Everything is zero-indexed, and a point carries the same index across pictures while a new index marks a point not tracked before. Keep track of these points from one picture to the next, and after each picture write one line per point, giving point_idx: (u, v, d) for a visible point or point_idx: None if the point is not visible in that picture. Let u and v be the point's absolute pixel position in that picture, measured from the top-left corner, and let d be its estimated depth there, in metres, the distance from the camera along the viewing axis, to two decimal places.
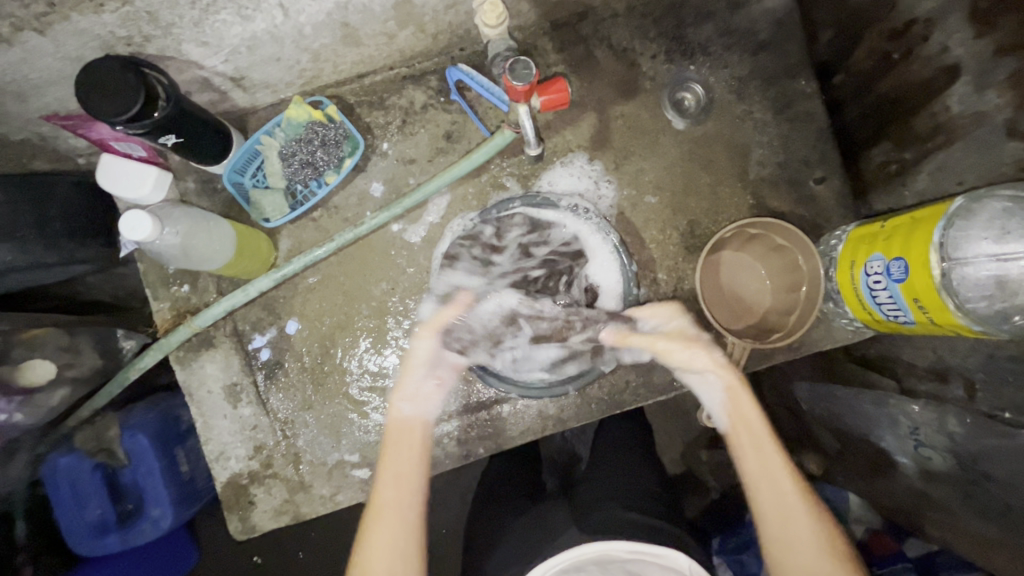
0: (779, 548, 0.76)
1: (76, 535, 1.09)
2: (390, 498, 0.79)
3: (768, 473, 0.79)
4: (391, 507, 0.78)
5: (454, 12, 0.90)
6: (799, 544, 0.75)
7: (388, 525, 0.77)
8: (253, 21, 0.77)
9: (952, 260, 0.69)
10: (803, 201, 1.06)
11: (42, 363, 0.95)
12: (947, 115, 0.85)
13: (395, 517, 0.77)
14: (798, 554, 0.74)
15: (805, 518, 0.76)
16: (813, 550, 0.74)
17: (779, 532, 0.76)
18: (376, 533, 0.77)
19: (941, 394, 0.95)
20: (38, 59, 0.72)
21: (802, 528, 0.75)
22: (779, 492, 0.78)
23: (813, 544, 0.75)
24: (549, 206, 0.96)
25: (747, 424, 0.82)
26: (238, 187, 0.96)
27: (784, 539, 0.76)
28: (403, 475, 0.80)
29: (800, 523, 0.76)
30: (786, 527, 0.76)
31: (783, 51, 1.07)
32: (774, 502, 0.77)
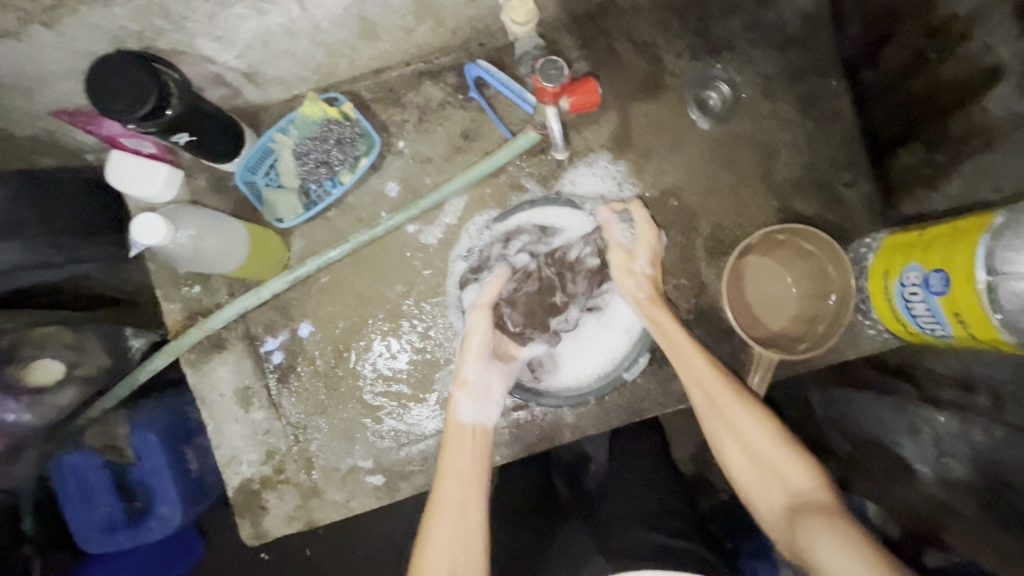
0: (733, 445, 0.83)
1: (83, 531, 1.08)
2: (451, 495, 0.80)
3: (711, 385, 0.85)
4: (450, 505, 0.79)
5: (475, 6, 0.87)
6: (751, 438, 0.81)
7: (447, 525, 0.78)
8: (268, 15, 0.74)
9: (999, 274, 0.66)
10: (831, 205, 1.02)
11: (51, 363, 0.93)
12: (988, 118, 0.81)
13: (456, 512, 0.79)
14: (755, 449, 0.81)
15: (752, 410, 0.83)
16: (766, 443, 0.81)
17: (731, 432, 0.83)
18: (434, 538, 0.77)
19: (967, 403, 0.92)
20: (46, 54, 0.70)
21: (755, 426, 0.82)
22: (709, 388, 0.85)
23: (763, 436, 0.81)
24: (582, 215, 0.95)
25: (671, 338, 0.88)
26: (250, 185, 0.93)
27: (736, 433, 0.83)
28: (464, 471, 0.82)
29: (744, 419, 0.82)
30: (739, 428, 0.82)
31: (812, 49, 1.03)
32: (720, 404, 0.84)
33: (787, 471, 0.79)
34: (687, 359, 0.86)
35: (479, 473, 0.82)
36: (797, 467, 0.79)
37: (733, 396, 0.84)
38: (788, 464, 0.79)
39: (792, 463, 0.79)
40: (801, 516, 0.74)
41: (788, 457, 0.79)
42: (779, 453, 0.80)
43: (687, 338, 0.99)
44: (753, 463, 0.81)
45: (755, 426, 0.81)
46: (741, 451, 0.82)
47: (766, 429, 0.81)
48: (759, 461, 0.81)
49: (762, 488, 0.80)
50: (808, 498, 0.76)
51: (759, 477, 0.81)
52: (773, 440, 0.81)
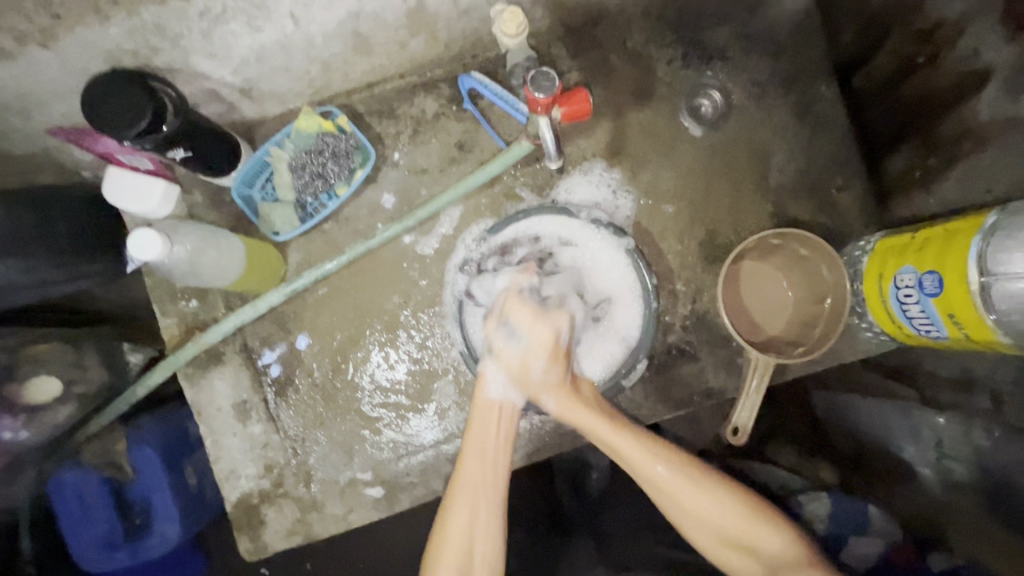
0: (698, 531, 0.81)
1: (82, 550, 1.06)
2: (472, 473, 0.82)
3: (660, 476, 0.81)
4: (472, 484, 0.81)
5: (468, 19, 0.88)
6: (712, 521, 0.80)
7: (467, 502, 0.81)
8: (263, 31, 0.75)
9: (992, 275, 0.66)
10: (825, 209, 1.03)
11: (47, 381, 0.93)
12: (978, 121, 0.82)
13: (480, 488, 0.81)
14: (722, 531, 0.80)
15: (705, 489, 0.80)
16: (723, 517, 0.79)
17: (692, 523, 0.81)
18: (454, 513, 0.80)
19: (963, 404, 0.93)
20: (43, 73, 0.70)
21: (715, 506, 0.80)
22: (655, 480, 0.81)
23: (725, 515, 0.79)
24: (576, 221, 0.94)
25: (602, 433, 0.83)
26: (246, 199, 0.93)
27: (695, 518, 0.81)
28: (486, 452, 0.83)
29: (703, 507, 0.80)
30: (699, 513, 0.80)
31: (803, 55, 1.04)
32: (670, 490, 0.80)
33: (756, 540, 0.79)
34: (625, 455, 0.82)
35: (502, 454, 0.84)
36: (769, 534, 0.79)
37: (688, 485, 0.80)
38: (756, 531, 0.79)
39: (761, 530, 0.79)
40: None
41: (756, 522, 0.79)
42: (748, 522, 0.79)
43: (685, 344, 0.99)
44: (719, 542, 0.80)
45: (715, 506, 0.80)
46: (706, 534, 0.80)
47: (728, 510, 0.80)
48: (729, 541, 0.79)
49: (735, 561, 0.80)
50: (783, 561, 0.77)
51: (729, 552, 0.80)
52: (736, 516, 0.80)
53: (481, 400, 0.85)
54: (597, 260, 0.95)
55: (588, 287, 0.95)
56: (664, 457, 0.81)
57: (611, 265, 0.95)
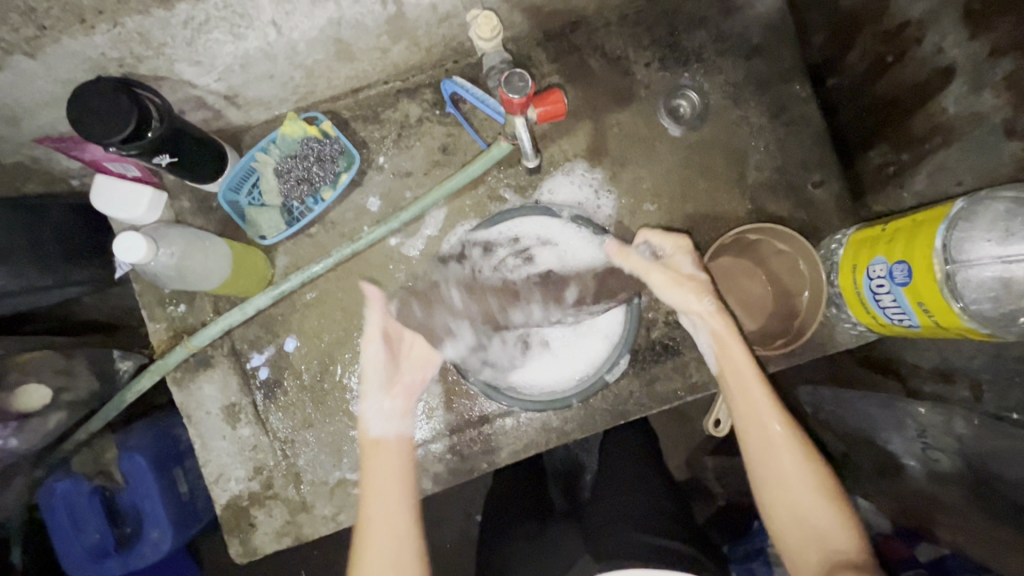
0: (774, 497, 0.78)
1: (73, 560, 1.05)
2: (377, 509, 0.78)
3: (771, 430, 0.79)
4: (378, 519, 0.77)
5: (447, 25, 0.90)
6: (796, 489, 0.76)
7: (379, 539, 0.76)
8: (245, 39, 0.77)
9: (956, 262, 0.69)
10: (803, 205, 1.05)
11: (36, 389, 0.93)
12: (944, 116, 0.85)
13: (383, 526, 0.77)
14: (799, 505, 0.76)
15: (800, 455, 0.78)
16: (803, 489, 0.76)
17: (777, 484, 0.78)
18: (369, 552, 0.76)
19: (946, 395, 0.94)
20: (29, 82, 0.72)
21: (798, 476, 0.77)
22: (767, 428, 0.79)
23: (807, 492, 0.76)
24: (558, 219, 0.96)
25: (741, 375, 0.83)
26: (233, 205, 0.95)
27: (781, 487, 0.77)
28: (388, 484, 0.80)
29: (794, 471, 0.77)
30: (783, 477, 0.77)
31: (777, 56, 1.07)
32: (770, 444, 0.79)
33: (828, 530, 0.74)
34: (748, 397, 0.81)
35: (404, 488, 0.80)
36: (839, 526, 0.74)
37: (788, 442, 0.78)
38: (819, 510, 0.75)
39: (832, 517, 0.74)
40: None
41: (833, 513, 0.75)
42: (821, 501, 0.75)
43: (668, 339, 1.00)
44: (791, 513, 0.76)
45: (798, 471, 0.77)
46: (783, 501, 0.77)
47: (815, 483, 0.76)
48: (800, 518, 0.76)
49: (794, 541, 0.75)
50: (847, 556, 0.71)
51: (799, 532, 0.75)
52: (817, 492, 0.76)
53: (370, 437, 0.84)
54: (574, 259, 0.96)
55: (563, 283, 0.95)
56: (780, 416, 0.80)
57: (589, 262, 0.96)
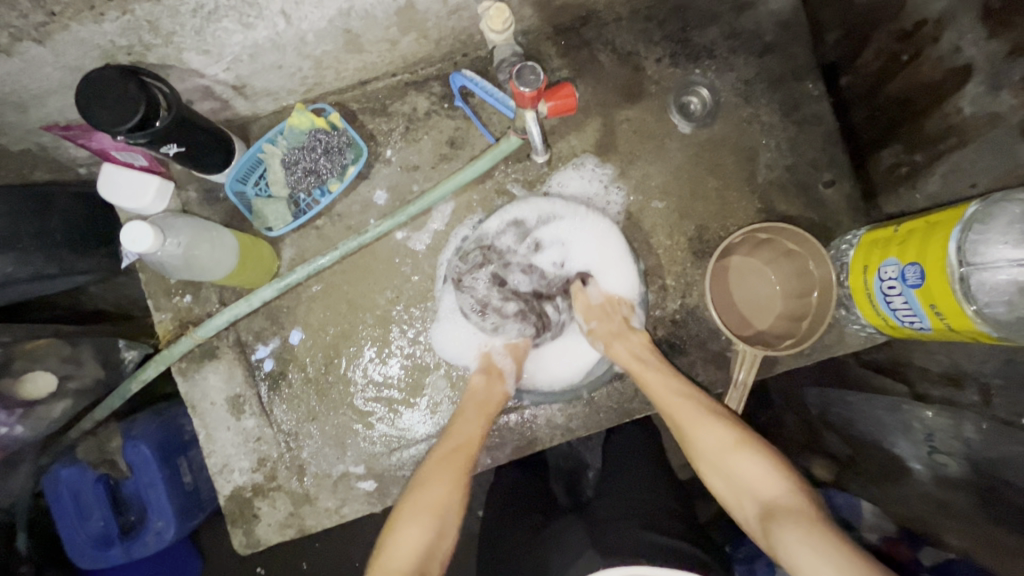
0: (710, 467, 0.82)
1: (77, 547, 1.06)
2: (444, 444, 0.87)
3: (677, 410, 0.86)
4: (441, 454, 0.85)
5: (458, 17, 0.89)
6: (718, 454, 0.82)
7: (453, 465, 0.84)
8: (255, 29, 0.76)
9: (971, 264, 0.68)
10: (813, 205, 1.04)
11: (44, 375, 0.93)
12: (960, 116, 0.82)
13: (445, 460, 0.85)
14: (732, 469, 0.80)
15: (705, 421, 0.84)
16: (724, 450, 0.81)
17: (703, 454, 0.83)
18: (425, 480, 0.82)
19: (956, 400, 0.90)
20: (38, 69, 0.71)
21: (717, 441, 0.82)
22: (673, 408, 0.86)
23: (732, 451, 0.81)
24: (557, 200, 0.95)
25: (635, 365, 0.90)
26: (240, 196, 0.95)
27: (708, 454, 0.83)
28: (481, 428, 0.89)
29: (711, 437, 0.83)
30: (706, 448, 0.83)
31: (791, 53, 1.05)
32: (679, 421, 0.85)
33: (758, 483, 0.78)
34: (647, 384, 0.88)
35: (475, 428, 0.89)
36: (764, 475, 0.78)
37: (696, 410, 0.85)
38: (741, 467, 0.80)
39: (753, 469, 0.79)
40: (772, 520, 0.74)
41: (755, 461, 0.79)
42: (743, 457, 0.80)
43: (674, 338, 1.01)
44: (724, 478, 0.81)
45: (713, 436, 0.82)
46: (713, 468, 0.82)
47: (735, 443, 0.81)
48: (733, 478, 0.80)
49: (738, 503, 0.80)
50: (779, 502, 0.75)
51: (736, 491, 0.80)
52: (737, 449, 0.81)
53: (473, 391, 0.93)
54: (590, 241, 0.98)
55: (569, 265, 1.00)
56: (676, 394, 0.87)
57: (603, 242, 0.97)
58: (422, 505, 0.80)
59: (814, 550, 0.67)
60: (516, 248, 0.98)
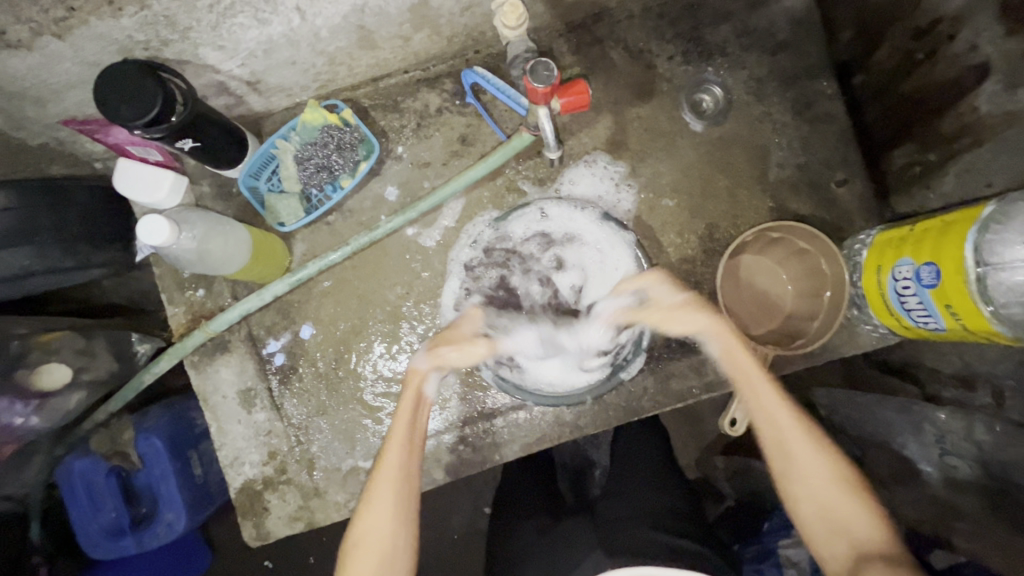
0: (800, 494, 0.78)
1: (89, 537, 1.06)
2: (394, 466, 0.81)
3: (784, 424, 0.80)
4: (387, 480, 0.80)
5: (470, 14, 0.89)
6: (813, 482, 0.77)
7: (387, 494, 0.80)
8: (269, 25, 0.77)
9: (987, 264, 0.67)
10: (825, 204, 1.03)
11: (58, 367, 0.94)
12: (977, 115, 0.81)
13: (394, 486, 0.80)
14: (825, 503, 0.76)
15: (816, 447, 0.79)
16: (824, 481, 0.77)
17: (800, 480, 0.78)
18: (373, 506, 0.79)
19: (966, 401, 0.89)
20: (57, 64, 0.72)
21: (822, 470, 0.77)
22: (779, 424, 0.80)
23: (827, 481, 0.77)
24: (581, 214, 0.96)
25: (744, 372, 0.83)
26: (253, 191, 0.95)
27: (803, 478, 0.78)
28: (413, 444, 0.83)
29: (807, 460, 0.78)
30: (807, 474, 0.78)
31: (805, 51, 1.04)
32: (784, 437, 0.80)
33: (853, 521, 0.74)
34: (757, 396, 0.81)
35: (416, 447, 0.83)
36: (859, 513, 0.75)
37: (805, 433, 0.79)
38: (840, 502, 0.76)
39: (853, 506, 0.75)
40: (866, 564, 0.70)
41: (849, 494, 0.76)
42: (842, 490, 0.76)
43: (684, 337, 1.00)
44: (813, 506, 0.77)
45: (821, 466, 0.77)
46: (807, 497, 0.77)
47: (834, 471, 0.77)
48: (825, 511, 0.76)
49: (823, 538, 0.76)
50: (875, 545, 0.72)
51: (819, 521, 0.76)
52: (835, 478, 0.77)
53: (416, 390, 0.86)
54: (605, 270, 0.95)
55: (586, 299, 0.96)
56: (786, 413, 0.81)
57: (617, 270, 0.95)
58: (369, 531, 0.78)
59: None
60: (533, 257, 0.96)
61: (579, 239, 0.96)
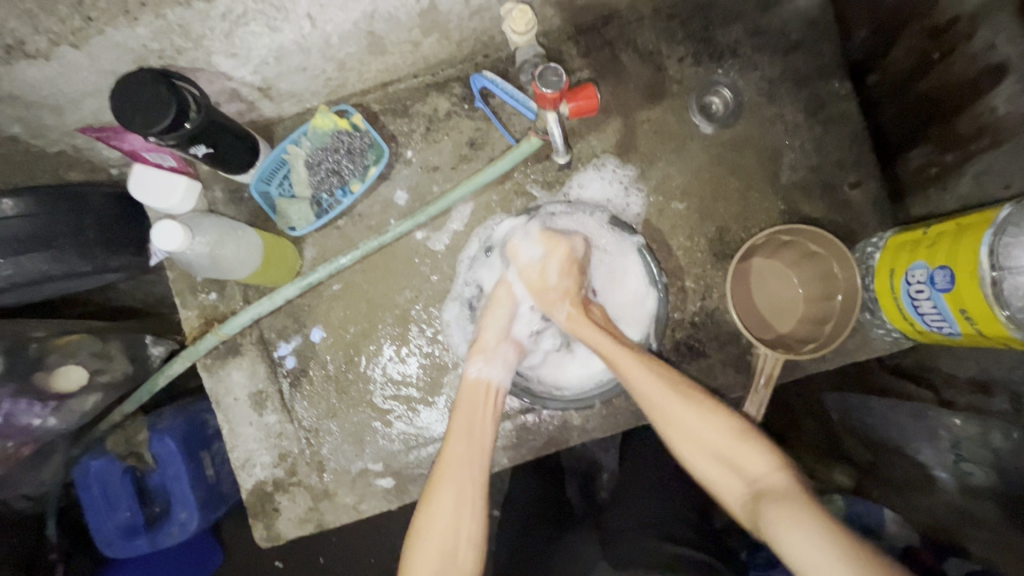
0: (689, 446, 0.80)
1: (104, 538, 1.06)
2: (458, 456, 0.81)
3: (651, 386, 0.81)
4: (457, 463, 0.80)
5: (480, 19, 0.90)
6: (702, 434, 0.79)
7: (453, 484, 0.79)
8: (281, 32, 0.78)
9: (1002, 268, 0.66)
10: (838, 206, 1.02)
11: (76, 369, 0.95)
12: (993, 116, 0.80)
13: (463, 472, 0.80)
14: (733, 454, 0.77)
15: (702, 409, 0.80)
16: (730, 439, 0.78)
17: (687, 437, 0.79)
18: (440, 497, 0.78)
19: (983, 405, 0.87)
20: (74, 73, 0.74)
21: (714, 430, 0.78)
22: (648, 394, 0.81)
23: (712, 431, 0.78)
24: (592, 217, 0.95)
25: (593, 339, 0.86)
26: (264, 196, 0.96)
27: (685, 431, 0.80)
28: (474, 431, 0.83)
29: (683, 413, 0.80)
30: (692, 428, 0.79)
31: (817, 52, 1.03)
32: (664, 399, 0.81)
33: (748, 461, 0.76)
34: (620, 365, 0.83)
35: (488, 432, 0.84)
36: (756, 455, 0.76)
37: (679, 396, 0.80)
38: (748, 453, 0.77)
39: (749, 451, 0.77)
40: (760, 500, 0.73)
41: (743, 442, 0.77)
42: (736, 442, 0.77)
43: (694, 341, 1.00)
44: (709, 459, 0.78)
45: (714, 429, 0.78)
46: (697, 451, 0.79)
47: (713, 426, 0.78)
48: (719, 455, 0.78)
49: (719, 475, 0.78)
50: (768, 482, 0.74)
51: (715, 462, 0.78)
52: (722, 433, 0.78)
53: (471, 383, 0.87)
54: (614, 274, 0.97)
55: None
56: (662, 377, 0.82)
57: (625, 275, 0.96)
58: (436, 524, 0.77)
59: (818, 539, 0.66)
60: None
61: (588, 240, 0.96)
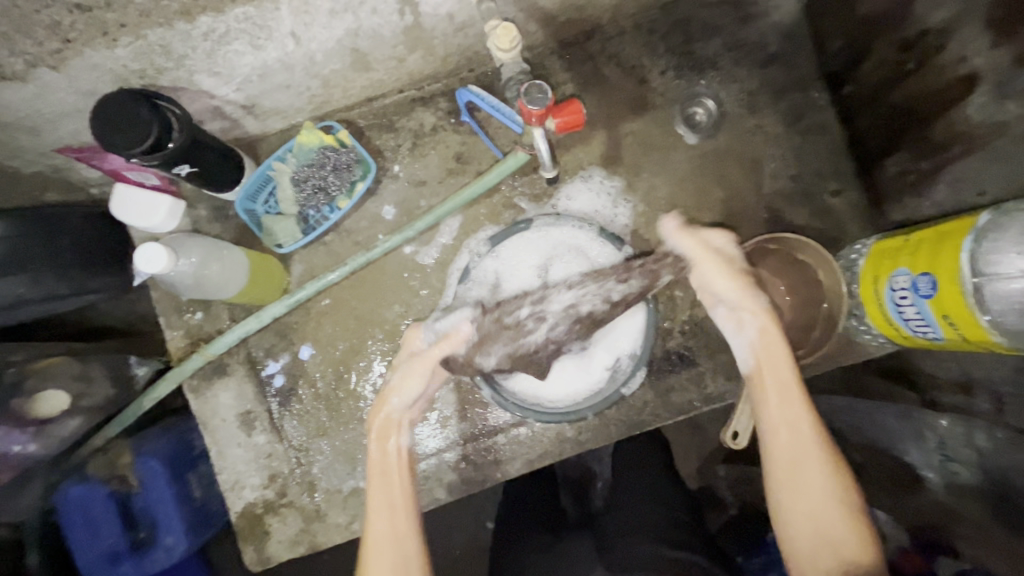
0: (790, 501, 0.73)
1: (89, 564, 1.05)
2: (383, 527, 0.79)
3: (799, 431, 0.75)
4: (382, 542, 0.78)
5: (464, 35, 0.91)
6: (816, 495, 0.72)
7: (385, 558, 0.77)
8: (264, 50, 0.77)
9: (984, 275, 0.67)
10: (819, 213, 1.04)
11: (56, 394, 0.93)
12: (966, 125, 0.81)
13: (390, 550, 0.77)
14: (835, 532, 0.70)
15: (835, 480, 0.73)
16: (836, 515, 0.71)
17: (801, 498, 0.73)
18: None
19: (966, 407, 0.86)
20: (52, 94, 0.73)
21: (828, 497, 0.72)
22: (797, 436, 0.75)
23: (832, 497, 0.72)
24: (582, 230, 0.95)
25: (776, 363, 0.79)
26: (249, 214, 0.95)
27: (797, 489, 0.73)
28: (394, 503, 0.81)
29: (816, 476, 0.73)
30: (808, 492, 0.72)
31: (794, 64, 1.06)
32: (799, 452, 0.74)
33: (845, 539, 0.69)
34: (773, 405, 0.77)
35: (406, 497, 0.81)
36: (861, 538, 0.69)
37: (819, 449, 0.74)
38: (848, 531, 0.70)
39: (852, 530, 0.70)
40: None
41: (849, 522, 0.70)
42: (847, 524, 0.70)
43: (684, 350, 1.00)
44: (808, 528, 0.71)
45: (830, 494, 0.72)
46: (801, 512, 0.72)
47: (839, 494, 0.72)
48: (818, 526, 0.71)
49: (808, 546, 0.71)
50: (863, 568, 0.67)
51: (813, 534, 0.71)
52: (840, 508, 0.71)
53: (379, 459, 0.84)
54: None
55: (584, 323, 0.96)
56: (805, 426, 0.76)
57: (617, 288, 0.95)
58: None
59: None
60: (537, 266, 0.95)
61: (583, 249, 0.96)
